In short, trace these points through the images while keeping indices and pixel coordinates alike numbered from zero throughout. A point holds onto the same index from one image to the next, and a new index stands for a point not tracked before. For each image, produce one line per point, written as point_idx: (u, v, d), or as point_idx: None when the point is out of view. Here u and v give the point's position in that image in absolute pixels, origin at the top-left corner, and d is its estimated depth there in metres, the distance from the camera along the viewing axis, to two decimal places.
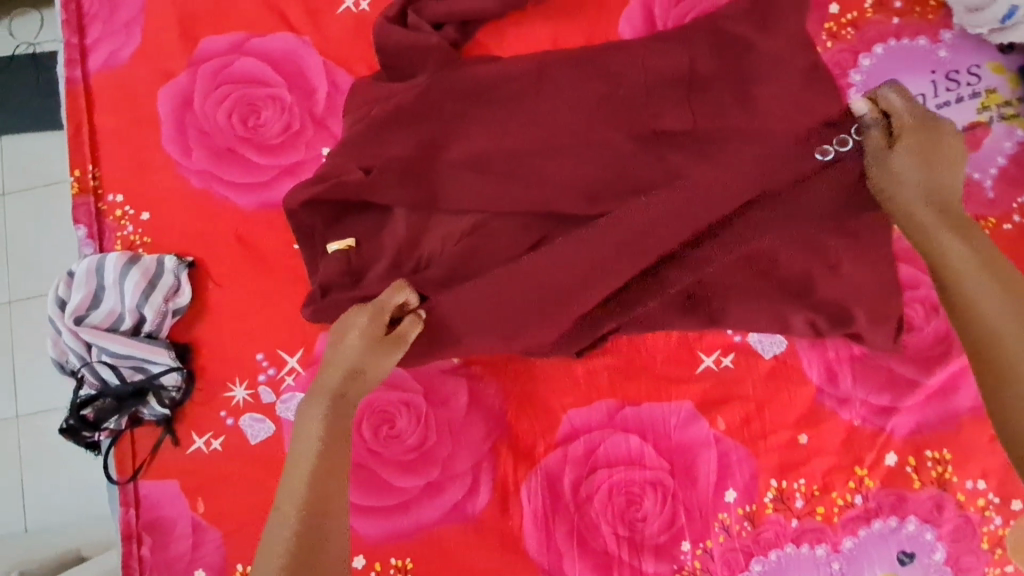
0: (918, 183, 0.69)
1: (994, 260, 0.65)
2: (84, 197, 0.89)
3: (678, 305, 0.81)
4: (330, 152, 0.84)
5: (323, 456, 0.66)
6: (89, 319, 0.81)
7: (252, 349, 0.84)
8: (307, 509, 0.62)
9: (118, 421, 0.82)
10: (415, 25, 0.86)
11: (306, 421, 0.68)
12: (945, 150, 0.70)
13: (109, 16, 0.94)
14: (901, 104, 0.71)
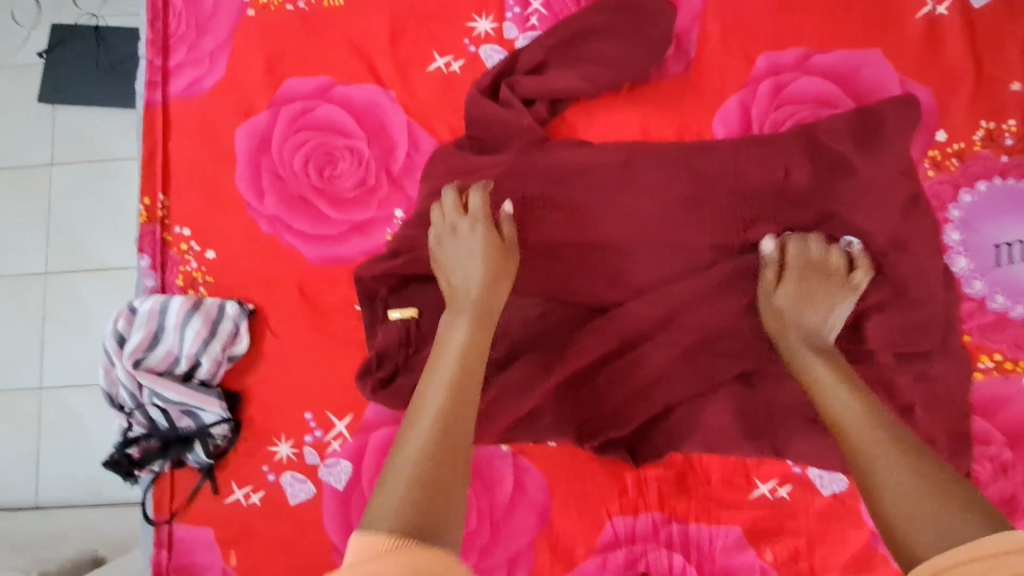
0: (801, 316, 0.74)
1: (884, 416, 0.63)
2: (150, 226, 0.88)
3: (744, 429, 0.77)
4: (404, 223, 0.83)
5: (452, 406, 0.61)
6: (146, 361, 0.80)
7: (302, 406, 0.83)
8: (432, 467, 0.56)
9: (162, 463, 0.81)
10: (506, 101, 0.85)
11: (440, 361, 0.65)
12: (834, 287, 0.76)
13: (196, 41, 0.92)
14: (802, 254, 0.76)
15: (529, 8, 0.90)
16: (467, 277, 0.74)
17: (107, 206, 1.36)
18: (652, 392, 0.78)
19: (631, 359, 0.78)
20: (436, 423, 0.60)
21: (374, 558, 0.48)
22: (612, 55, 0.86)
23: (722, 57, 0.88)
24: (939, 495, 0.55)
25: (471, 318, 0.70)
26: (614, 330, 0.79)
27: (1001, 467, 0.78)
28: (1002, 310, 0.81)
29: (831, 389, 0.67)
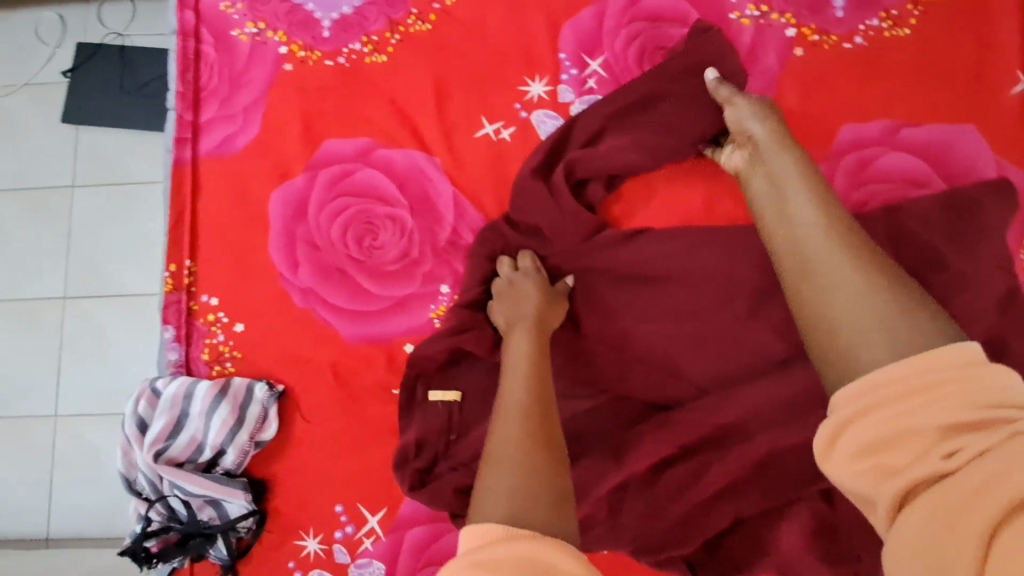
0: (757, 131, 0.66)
1: (846, 224, 0.53)
2: (176, 294, 0.82)
3: (824, 552, 0.68)
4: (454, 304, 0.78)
5: (534, 406, 0.60)
6: (168, 451, 0.74)
7: (332, 499, 0.77)
8: (533, 458, 0.55)
9: (180, 560, 0.74)
10: (558, 187, 0.78)
11: (511, 375, 0.64)
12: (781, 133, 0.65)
13: (229, 95, 0.87)
14: (728, 94, 0.73)
15: (587, 70, 0.83)
16: (520, 303, 0.73)
17: (127, 237, 1.31)
18: (721, 504, 0.70)
19: (696, 467, 0.71)
20: (521, 414, 0.59)
21: (493, 542, 0.48)
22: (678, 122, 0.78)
23: (797, 128, 0.81)
24: (895, 333, 0.45)
25: (526, 336, 0.69)
26: (678, 433, 0.72)
27: None
28: None
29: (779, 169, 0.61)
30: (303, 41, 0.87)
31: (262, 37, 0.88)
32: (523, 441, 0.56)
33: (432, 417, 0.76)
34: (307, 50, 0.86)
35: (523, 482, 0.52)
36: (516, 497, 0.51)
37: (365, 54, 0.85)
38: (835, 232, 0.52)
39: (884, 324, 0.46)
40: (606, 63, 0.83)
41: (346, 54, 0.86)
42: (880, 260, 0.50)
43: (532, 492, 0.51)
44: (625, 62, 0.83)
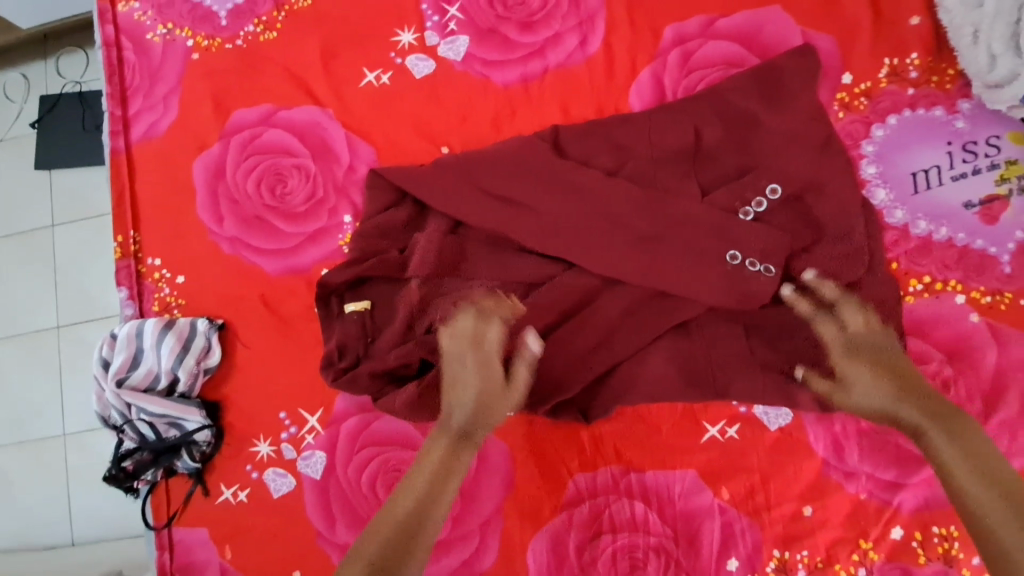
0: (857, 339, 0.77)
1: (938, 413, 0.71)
2: (126, 260, 0.96)
3: (682, 378, 0.82)
4: (355, 233, 0.90)
5: (424, 500, 0.71)
6: (129, 380, 0.87)
7: (276, 408, 0.90)
8: (391, 545, 0.67)
9: (154, 472, 0.89)
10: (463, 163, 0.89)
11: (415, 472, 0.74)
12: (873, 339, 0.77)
13: (150, 88, 1.00)
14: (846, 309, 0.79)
15: (447, 16, 0.97)
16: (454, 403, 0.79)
17: (108, 268, 1.53)
18: (592, 351, 0.83)
19: (570, 326, 0.84)
20: (393, 530, 0.68)
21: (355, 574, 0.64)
22: (584, 99, 0.93)
23: (630, 35, 0.93)
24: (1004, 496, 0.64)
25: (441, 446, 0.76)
26: (544, 303, 0.84)
27: (943, 384, 0.80)
28: (925, 235, 0.84)
29: (861, 381, 0.75)
30: (204, 32, 1.00)
31: (171, 35, 1.01)
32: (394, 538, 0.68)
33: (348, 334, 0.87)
34: (209, 38, 1.00)
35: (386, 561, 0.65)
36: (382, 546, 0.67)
37: (258, 34, 0.99)
38: (975, 476, 0.66)
39: (993, 487, 0.65)
40: (462, 7, 0.96)
41: (242, 37, 0.99)
42: (952, 424, 0.70)
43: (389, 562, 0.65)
44: (478, 3, 0.96)
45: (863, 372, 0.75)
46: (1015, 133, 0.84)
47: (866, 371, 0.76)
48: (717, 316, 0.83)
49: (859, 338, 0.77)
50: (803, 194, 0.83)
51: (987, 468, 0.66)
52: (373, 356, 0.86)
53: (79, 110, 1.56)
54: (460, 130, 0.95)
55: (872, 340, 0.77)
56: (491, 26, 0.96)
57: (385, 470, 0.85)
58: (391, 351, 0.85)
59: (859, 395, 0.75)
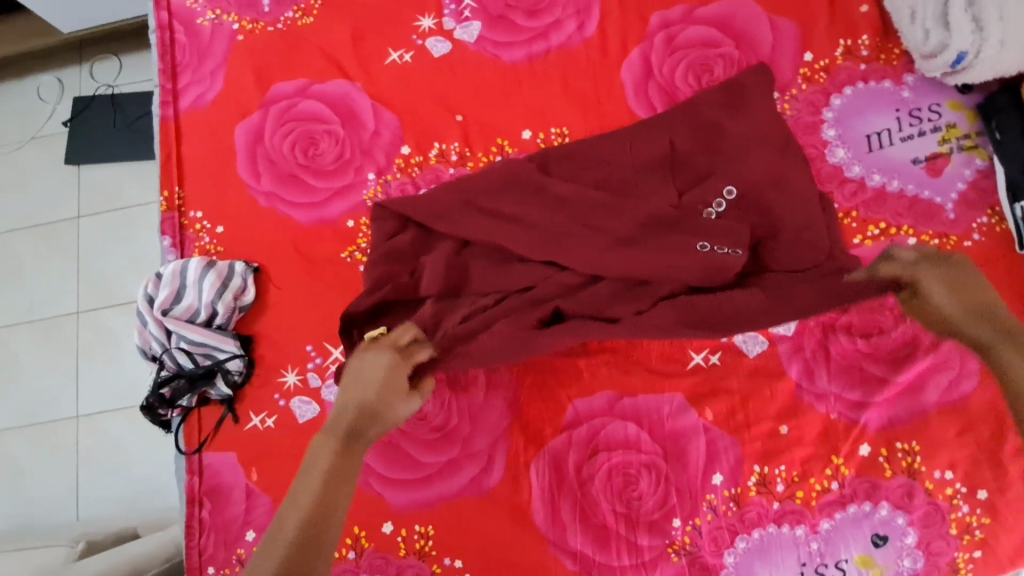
0: (946, 292, 0.82)
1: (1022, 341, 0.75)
2: (170, 213, 1.07)
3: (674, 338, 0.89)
4: (369, 266, 0.97)
5: (331, 478, 0.71)
6: (173, 312, 0.97)
7: (303, 342, 0.99)
8: (300, 534, 0.65)
9: (190, 399, 0.97)
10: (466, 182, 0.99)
11: (314, 463, 0.73)
12: (963, 271, 0.82)
13: (198, 65, 1.13)
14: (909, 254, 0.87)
15: (462, 5, 1.11)
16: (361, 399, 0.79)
17: (134, 250, 1.64)
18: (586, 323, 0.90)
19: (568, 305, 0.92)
20: (305, 515, 0.67)
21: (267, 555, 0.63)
22: (584, 75, 1.06)
23: (622, 21, 1.07)
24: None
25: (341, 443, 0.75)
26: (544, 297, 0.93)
27: (900, 314, 0.90)
28: (880, 187, 0.95)
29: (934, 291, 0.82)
30: (249, 17, 1.14)
31: (218, 20, 1.15)
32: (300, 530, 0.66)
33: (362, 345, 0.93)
34: (253, 23, 1.14)
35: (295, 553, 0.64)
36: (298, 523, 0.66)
37: (297, 20, 1.13)
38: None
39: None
40: None
41: (282, 21, 1.13)
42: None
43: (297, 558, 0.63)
44: None
45: (948, 301, 0.81)
46: (953, 101, 0.98)
47: (951, 301, 0.81)
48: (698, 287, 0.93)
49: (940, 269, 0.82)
50: (773, 153, 0.94)
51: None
52: None
53: (111, 113, 1.70)
54: (473, 101, 1.07)
55: (964, 279, 0.81)
56: (500, 13, 1.10)
57: None
58: None
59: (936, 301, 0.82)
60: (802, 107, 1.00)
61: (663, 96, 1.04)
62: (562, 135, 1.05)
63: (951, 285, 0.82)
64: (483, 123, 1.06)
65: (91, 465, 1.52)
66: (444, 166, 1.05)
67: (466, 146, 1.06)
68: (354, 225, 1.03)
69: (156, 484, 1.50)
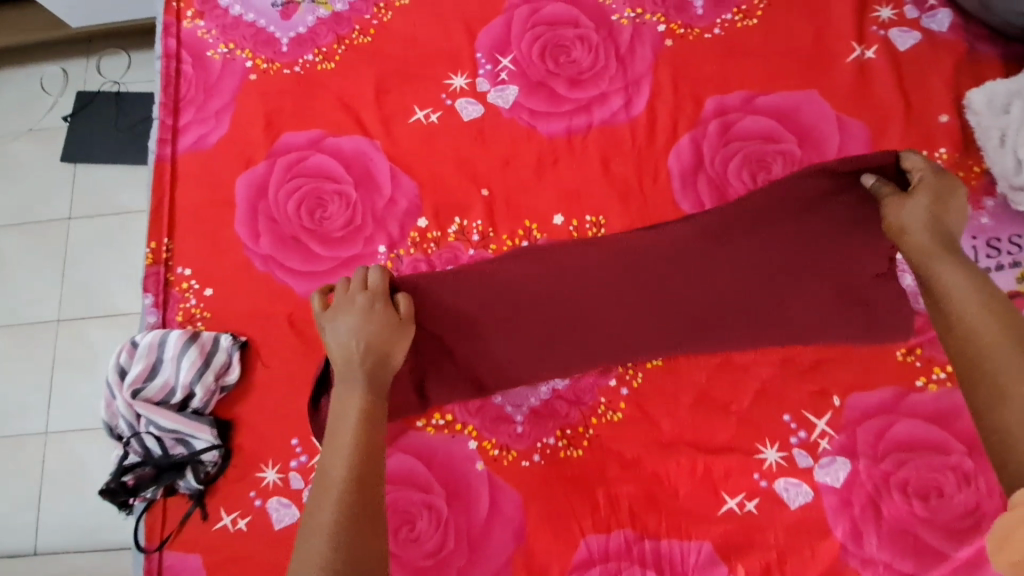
0: (933, 222, 0.67)
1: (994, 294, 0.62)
2: (155, 267, 0.96)
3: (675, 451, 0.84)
4: None
5: (367, 417, 0.69)
6: (145, 392, 0.86)
7: (288, 434, 0.88)
8: (354, 469, 0.64)
9: (155, 490, 0.86)
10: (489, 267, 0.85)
11: (339, 427, 0.68)
12: (952, 188, 0.70)
13: (203, 101, 1.03)
14: (923, 165, 0.70)
15: (499, 66, 1.01)
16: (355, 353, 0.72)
17: (122, 269, 1.52)
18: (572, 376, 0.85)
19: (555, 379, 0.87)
20: (352, 450, 0.66)
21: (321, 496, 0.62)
22: (628, 158, 0.96)
23: (674, 102, 0.97)
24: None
25: (360, 397, 0.70)
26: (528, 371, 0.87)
27: (965, 477, 0.79)
28: None
29: (926, 191, 0.69)
30: (265, 55, 1.03)
31: (231, 55, 1.04)
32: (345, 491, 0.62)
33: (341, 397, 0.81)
34: (268, 62, 1.03)
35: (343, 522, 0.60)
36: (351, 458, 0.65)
37: (317, 63, 1.03)
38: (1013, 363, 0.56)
39: None
40: (516, 60, 1.01)
41: (300, 64, 1.03)
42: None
43: (359, 496, 0.62)
44: (530, 58, 1.00)
45: (919, 226, 0.67)
46: None
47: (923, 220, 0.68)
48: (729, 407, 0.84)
49: (927, 179, 0.69)
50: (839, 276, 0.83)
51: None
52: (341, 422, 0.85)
53: (115, 113, 1.59)
54: (501, 173, 0.97)
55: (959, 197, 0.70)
56: (540, 79, 1.00)
57: (394, 511, 0.84)
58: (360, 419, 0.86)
59: (913, 207, 0.68)
60: None
61: (713, 192, 0.93)
62: (598, 224, 0.94)
63: (932, 184, 0.69)
64: (510, 200, 0.96)
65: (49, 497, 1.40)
66: (464, 245, 0.94)
67: (490, 225, 0.95)
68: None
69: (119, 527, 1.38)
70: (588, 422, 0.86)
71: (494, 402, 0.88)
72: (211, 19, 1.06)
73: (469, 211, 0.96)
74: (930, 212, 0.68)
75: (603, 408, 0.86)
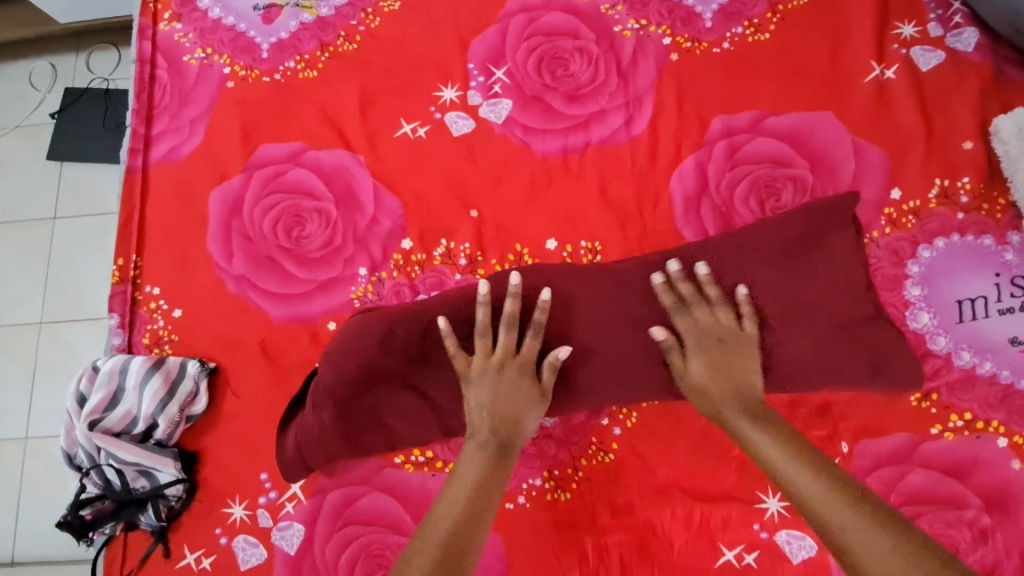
0: (724, 390, 0.72)
1: (822, 465, 0.65)
2: (122, 285, 0.90)
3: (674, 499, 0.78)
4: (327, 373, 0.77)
5: (479, 491, 0.66)
6: (104, 422, 0.80)
7: (258, 468, 0.82)
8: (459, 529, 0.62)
9: (113, 526, 0.81)
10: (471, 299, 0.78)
11: (460, 479, 0.67)
12: (738, 351, 0.74)
13: (178, 109, 0.97)
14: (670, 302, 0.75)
15: (492, 77, 0.95)
16: (505, 405, 0.72)
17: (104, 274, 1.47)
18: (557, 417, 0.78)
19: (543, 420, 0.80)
20: (457, 516, 0.63)
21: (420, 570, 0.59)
22: (627, 180, 0.90)
23: (677, 121, 0.91)
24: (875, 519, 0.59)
25: (489, 460, 0.68)
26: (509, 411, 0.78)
27: (981, 534, 0.74)
28: (968, 367, 0.80)
29: (704, 352, 0.73)
30: (244, 62, 0.98)
31: (209, 61, 0.98)
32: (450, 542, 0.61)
33: (309, 419, 0.77)
34: (247, 69, 0.97)
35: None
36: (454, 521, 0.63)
37: (299, 71, 0.97)
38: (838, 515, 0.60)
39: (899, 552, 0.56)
40: (510, 72, 0.95)
41: (282, 72, 0.97)
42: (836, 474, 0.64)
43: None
44: (525, 70, 0.94)
45: (698, 381, 0.74)
46: None
47: (704, 377, 0.73)
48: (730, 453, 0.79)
49: (727, 334, 0.74)
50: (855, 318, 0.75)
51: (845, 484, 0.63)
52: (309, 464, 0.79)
53: (102, 110, 1.53)
54: (492, 193, 0.91)
55: (729, 349, 0.74)
56: (536, 94, 0.94)
57: (367, 553, 0.78)
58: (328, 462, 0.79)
59: (696, 370, 0.74)
60: (882, 255, 0.84)
61: (717, 218, 0.87)
62: (594, 250, 0.88)
63: (695, 332, 0.74)
64: (501, 222, 0.90)
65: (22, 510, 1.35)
66: (450, 269, 0.89)
67: (478, 248, 0.89)
68: (335, 329, 0.87)
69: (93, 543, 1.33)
70: (577, 463, 0.81)
71: None
72: (189, 22, 1.00)
73: (456, 233, 0.90)
74: (709, 365, 0.73)
75: (594, 448, 0.81)
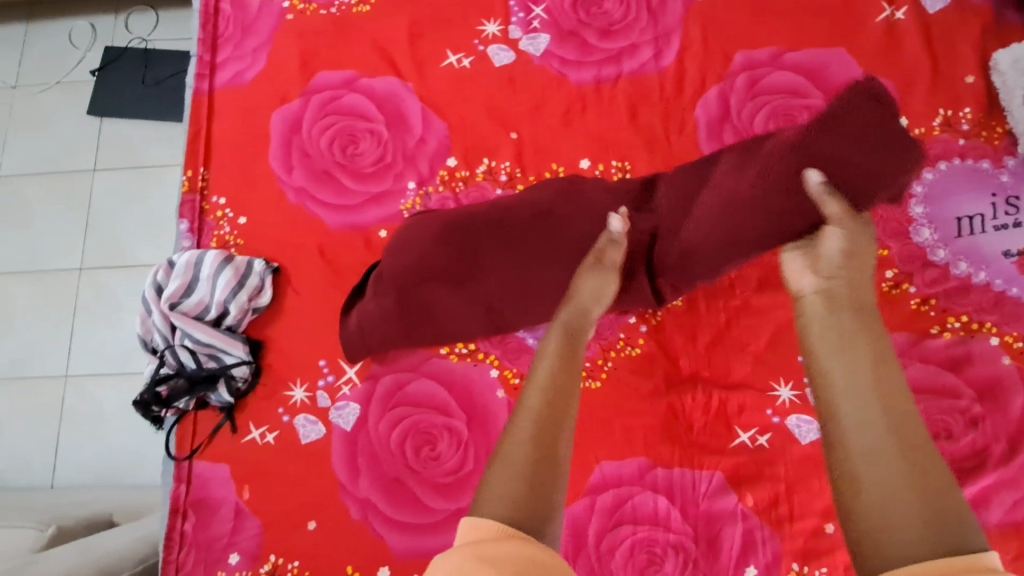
0: (834, 272, 0.75)
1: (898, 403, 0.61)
2: (191, 195, 0.99)
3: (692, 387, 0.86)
4: (390, 265, 0.91)
5: (556, 394, 0.68)
6: (181, 306, 0.90)
7: (317, 356, 0.91)
8: (536, 444, 0.63)
9: (187, 401, 0.90)
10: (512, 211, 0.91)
11: (538, 377, 0.71)
12: (860, 254, 0.77)
13: (241, 39, 1.05)
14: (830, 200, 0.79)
15: (532, 14, 1.03)
16: (584, 308, 0.81)
17: (147, 216, 1.55)
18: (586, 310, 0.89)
19: None
20: (537, 422, 0.65)
21: (499, 476, 0.60)
22: (655, 107, 0.98)
23: (702, 55, 0.99)
24: (920, 503, 0.54)
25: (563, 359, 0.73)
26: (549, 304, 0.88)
27: (971, 419, 0.82)
28: (965, 276, 0.88)
29: (836, 234, 0.78)
30: None
31: None
32: (534, 436, 0.64)
33: (371, 305, 0.90)
34: (305, 4, 1.06)
35: (527, 524, 0.56)
36: (537, 427, 0.64)
37: (353, 6, 1.05)
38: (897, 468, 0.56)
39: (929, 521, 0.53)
40: (548, 9, 1.03)
41: (337, 6, 1.05)
42: (948, 514, 0.53)
43: (527, 498, 0.58)
44: (563, 7, 1.02)
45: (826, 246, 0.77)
46: None
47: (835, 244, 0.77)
48: (746, 347, 0.87)
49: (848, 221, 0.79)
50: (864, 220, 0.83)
51: (925, 497, 0.54)
52: (366, 349, 0.90)
53: (141, 66, 1.61)
54: (530, 118, 0.99)
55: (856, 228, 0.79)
56: (572, 29, 1.02)
57: (415, 431, 0.87)
58: (382, 348, 0.90)
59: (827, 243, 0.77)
60: None
61: (740, 142, 0.95)
62: (624, 169, 0.96)
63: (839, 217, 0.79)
64: (539, 143, 0.98)
65: (69, 435, 1.43)
66: (491, 184, 0.97)
67: (518, 166, 0.97)
68: (386, 236, 0.95)
69: (140, 464, 1.42)
70: (606, 356, 0.89)
71: (517, 335, 0.89)
72: None
73: (497, 153, 0.98)
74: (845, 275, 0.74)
75: (622, 343, 0.89)
